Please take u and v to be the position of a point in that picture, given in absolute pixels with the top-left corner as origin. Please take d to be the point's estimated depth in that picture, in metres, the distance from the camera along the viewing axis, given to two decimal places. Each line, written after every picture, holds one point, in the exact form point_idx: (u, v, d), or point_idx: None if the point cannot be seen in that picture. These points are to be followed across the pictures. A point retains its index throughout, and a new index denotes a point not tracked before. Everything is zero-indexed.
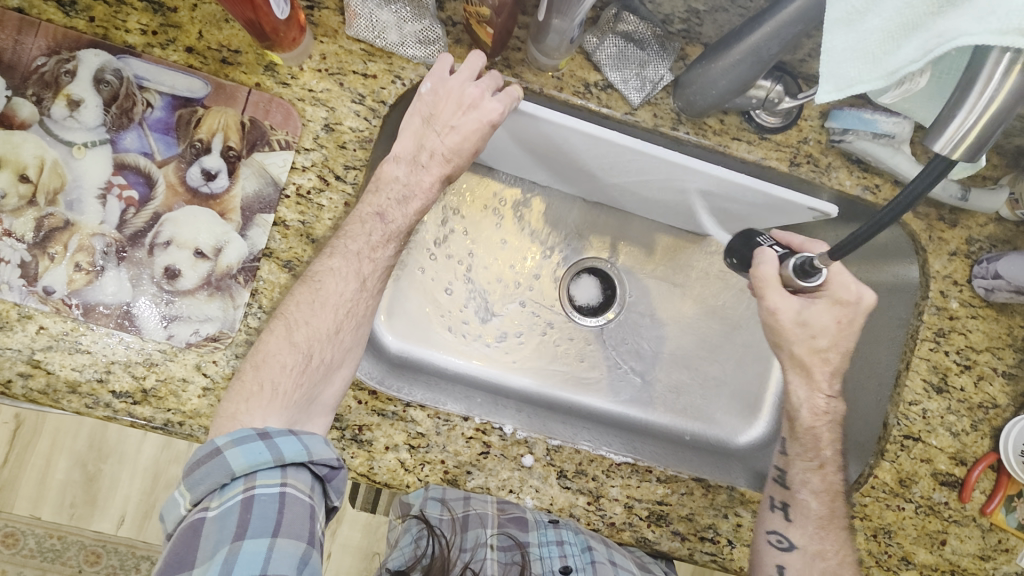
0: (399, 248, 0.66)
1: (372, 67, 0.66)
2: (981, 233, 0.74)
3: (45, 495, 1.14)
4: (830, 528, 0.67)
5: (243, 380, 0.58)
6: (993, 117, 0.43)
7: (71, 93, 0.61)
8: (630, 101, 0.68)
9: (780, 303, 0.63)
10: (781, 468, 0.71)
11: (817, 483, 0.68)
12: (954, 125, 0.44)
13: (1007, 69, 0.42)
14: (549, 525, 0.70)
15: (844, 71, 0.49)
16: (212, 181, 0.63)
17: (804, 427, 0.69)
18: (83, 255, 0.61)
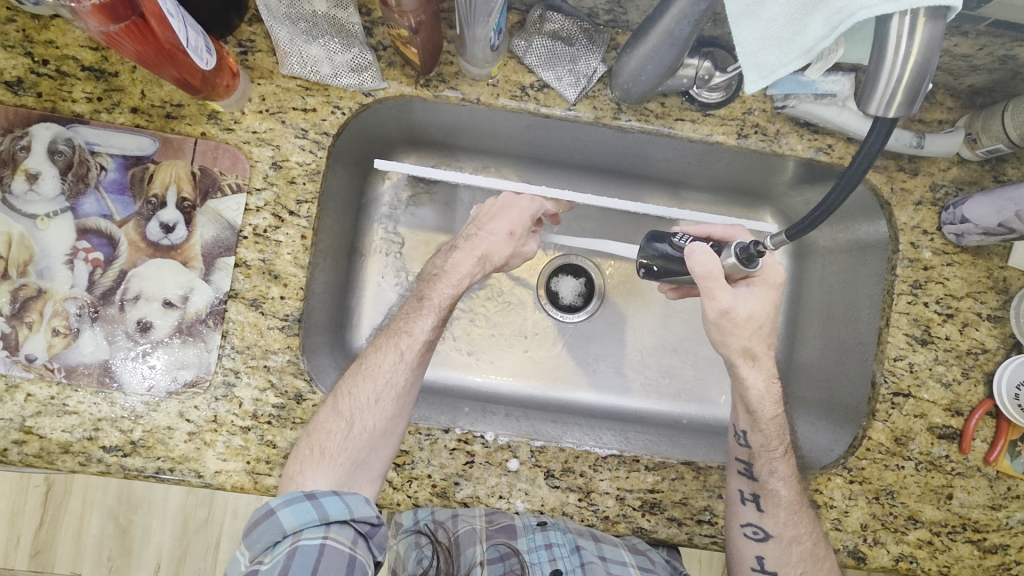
0: (439, 322, 0.69)
1: (311, 101, 0.67)
2: (944, 177, 0.73)
3: (83, 552, 1.08)
4: (801, 512, 0.67)
5: (302, 446, 0.63)
6: (918, 68, 0.40)
7: (29, 167, 0.64)
8: (567, 98, 0.69)
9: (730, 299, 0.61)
10: (746, 461, 0.69)
11: (782, 469, 0.68)
12: (881, 87, 0.41)
13: (911, 25, 0.40)
14: (538, 528, 0.68)
15: (762, 58, 0.48)
16: (171, 233, 0.65)
17: (767, 417, 0.68)
18: (59, 320, 0.64)
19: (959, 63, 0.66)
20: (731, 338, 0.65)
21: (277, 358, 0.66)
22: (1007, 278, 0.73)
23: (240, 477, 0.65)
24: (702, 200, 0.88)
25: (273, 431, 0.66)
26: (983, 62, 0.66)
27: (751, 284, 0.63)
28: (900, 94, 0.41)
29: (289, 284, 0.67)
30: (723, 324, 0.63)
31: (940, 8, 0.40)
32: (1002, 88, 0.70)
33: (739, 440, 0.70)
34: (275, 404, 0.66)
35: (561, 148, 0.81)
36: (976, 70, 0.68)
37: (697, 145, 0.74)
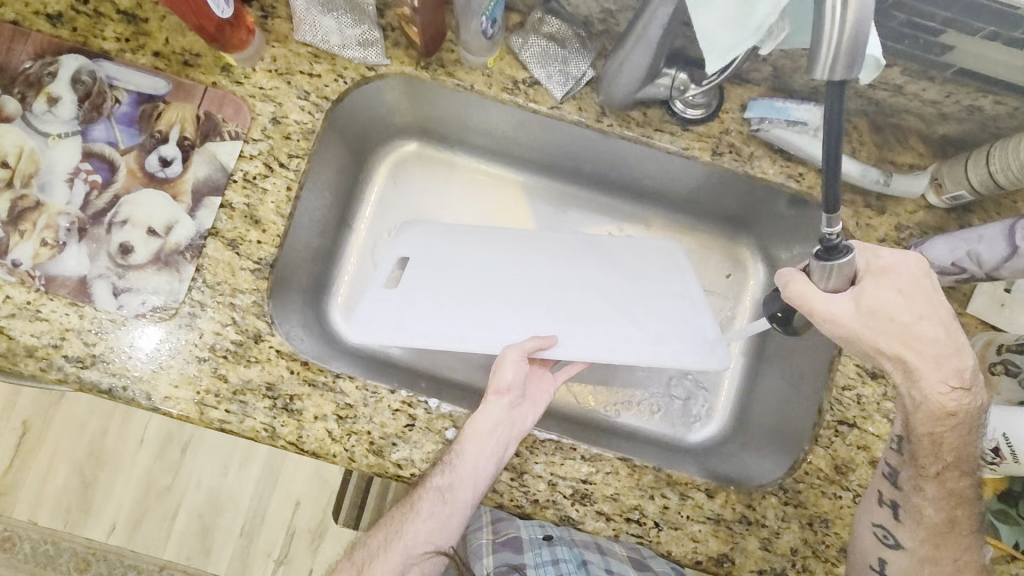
0: (487, 448, 0.66)
1: (318, 67, 0.72)
2: (910, 219, 0.74)
3: None
4: (948, 536, 0.66)
5: (395, 517, 0.71)
6: (856, 31, 0.38)
7: (52, 91, 0.70)
8: (554, 96, 0.73)
9: (835, 310, 0.56)
10: (894, 466, 0.67)
11: (932, 489, 0.65)
12: (823, 57, 0.39)
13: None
14: (544, 544, 0.82)
15: (721, 42, 0.49)
16: (167, 167, 0.70)
17: (924, 431, 0.62)
18: (50, 232, 0.68)
19: (929, 109, 0.70)
20: (868, 344, 0.58)
21: (244, 298, 0.69)
22: (964, 324, 0.73)
23: (187, 406, 0.67)
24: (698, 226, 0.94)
25: (227, 365, 0.68)
26: (952, 110, 0.69)
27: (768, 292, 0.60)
28: (842, 58, 0.39)
29: (267, 230, 0.70)
30: (844, 335, 0.57)
31: None
32: (973, 141, 0.73)
33: (895, 447, 0.67)
34: (234, 340, 0.69)
35: (557, 149, 0.89)
36: (946, 119, 0.71)
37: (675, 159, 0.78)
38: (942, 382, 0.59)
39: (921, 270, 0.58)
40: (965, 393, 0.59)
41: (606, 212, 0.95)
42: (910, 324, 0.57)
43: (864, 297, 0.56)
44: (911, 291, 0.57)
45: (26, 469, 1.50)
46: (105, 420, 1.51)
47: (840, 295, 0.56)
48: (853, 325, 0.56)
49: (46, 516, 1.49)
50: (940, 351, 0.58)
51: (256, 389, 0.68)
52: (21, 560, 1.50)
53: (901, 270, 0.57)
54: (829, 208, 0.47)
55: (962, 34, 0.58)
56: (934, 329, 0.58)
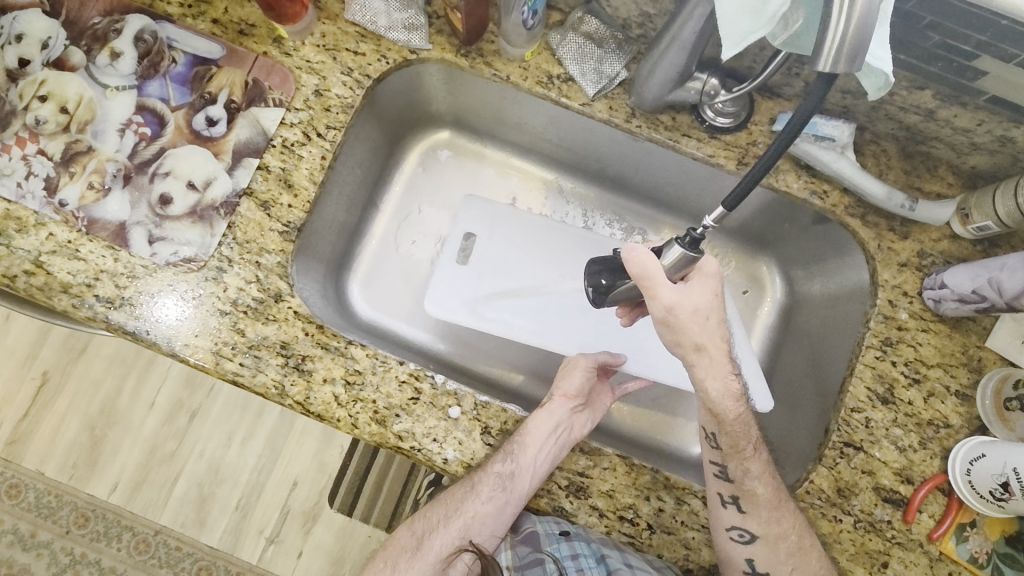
0: (546, 446, 0.67)
1: (363, 46, 0.76)
2: (934, 247, 0.74)
3: None
4: (782, 508, 0.67)
5: (451, 495, 0.71)
6: (861, 27, 0.42)
7: (115, 47, 0.74)
8: (586, 93, 0.75)
9: (672, 298, 0.59)
10: (720, 462, 0.69)
11: (755, 468, 0.68)
12: (828, 49, 0.43)
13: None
14: (562, 538, 0.69)
15: (735, 25, 0.50)
16: (212, 127, 0.73)
17: (733, 417, 0.66)
18: (97, 176, 0.72)
19: (960, 137, 0.70)
20: (684, 335, 0.61)
21: (269, 257, 0.72)
22: (982, 358, 0.72)
23: (204, 355, 0.69)
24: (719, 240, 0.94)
25: (246, 321, 0.70)
26: (984, 140, 0.69)
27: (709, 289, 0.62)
28: (844, 53, 0.43)
29: (299, 195, 0.73)
30: (670, 323, 0.60)
31: None
32: (1005, 174, 0.73)
33: (710, 443, 0.69)
34: (255, 297, 0.71)
35: (586, 151, 0.90)
36: (977, 149, 0.71)
37: (701, 166, 0.79)
38: (730, 375, 0.63)
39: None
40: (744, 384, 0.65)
41: (629, 217, 0.96)
42: (720, 324, 0.62)
43: (692, 294, 0.60)
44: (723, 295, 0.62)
45: (41, 420, 1.55)
46: (121, 381, 1.56)
47: (673, 285, 0.60)
48: (683, 316, 0.60)
49: (53, 468, 1.53)
50: (727, 353, 0.63)
51: (271, 346, 0.70)
52: (23, 509, 1.53)
53: (720, 275, 0.61)
54: (726, 207, 0.54)
55: (996, 60, 0.58)
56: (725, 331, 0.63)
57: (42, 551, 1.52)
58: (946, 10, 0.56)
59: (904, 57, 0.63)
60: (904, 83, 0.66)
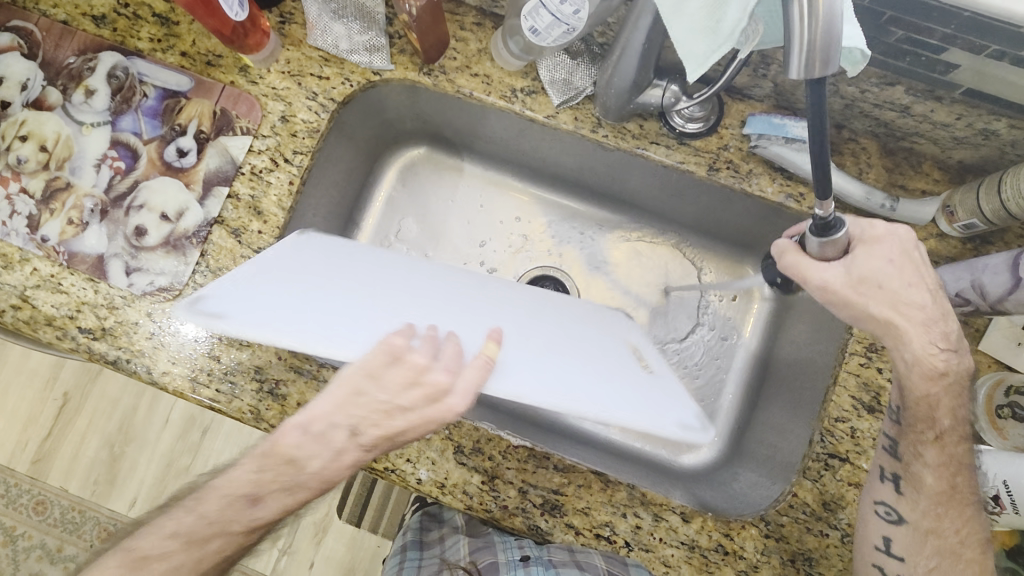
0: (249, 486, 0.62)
1: (327, 70, 0.76)
2: (919, 247, 0.71)
3: None
4: (952, 508, 0.62)
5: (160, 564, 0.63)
6: (827, 27, 0.37)
7: (89, 85, 0.76)
8: (553, 102, 0.74)
9: (828, 274, 0.58)
10: (892, 437, 0.65)
11: (931, 455, 0.62)
12: (795, 57, 0.39)
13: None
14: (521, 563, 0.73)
15: (695, 48, 0.48)
16: (183, 158, 0.75)
17: (917, 394, 0.61)
18: (75, 212, 0.74)
19: (941, 131, 0.67)
20: (858, 310, 0.59)
21: None
22: (975, 362, 0.69)
23: (181, 382, 0.70)
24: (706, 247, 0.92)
25: (221, 347, 0.72)
26: (966, 134, 0.66)
27: (863, 258, 0.59)
28: (816, 55, 0.38)
29: (268, 222, 0.74)
30: (834, 302, 0.59)
31: None
32: (993, 167, 0.69)
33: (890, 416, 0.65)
34: None
35: (559, 162, 0.89)
36: (961, 143, 0.67)
37: (672, 173, 0.77)
38: (929, 341, 0.59)
39: (911, 242, 0.60)
40: (952, 352, 0.60)
41: (612, 226, 0.95)
42: (901, 292, 0.59)
43: (856, 263, 0.59)
44: (902, 262, 0.59)
45: (63, 439, 1.60)
46: (137, 400, 1.61)
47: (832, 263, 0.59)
48: (845, 291, 0.59)
49: (76, 485, 1.59)
50: (928, 317, 0.59)
51: (246, 371, 0.71)
52: (50, 525, 1.59)
53: (891, 240, 0.60)
54: (822, 196, 0.47)
55: (966, 51, 0.55)
56: (923, 295, 0.59)
57: (67, 565, 1.57)
58: (905, 5, 0.53)
59: (869, 54, 0.61)
60: (874, 80, 0.63)
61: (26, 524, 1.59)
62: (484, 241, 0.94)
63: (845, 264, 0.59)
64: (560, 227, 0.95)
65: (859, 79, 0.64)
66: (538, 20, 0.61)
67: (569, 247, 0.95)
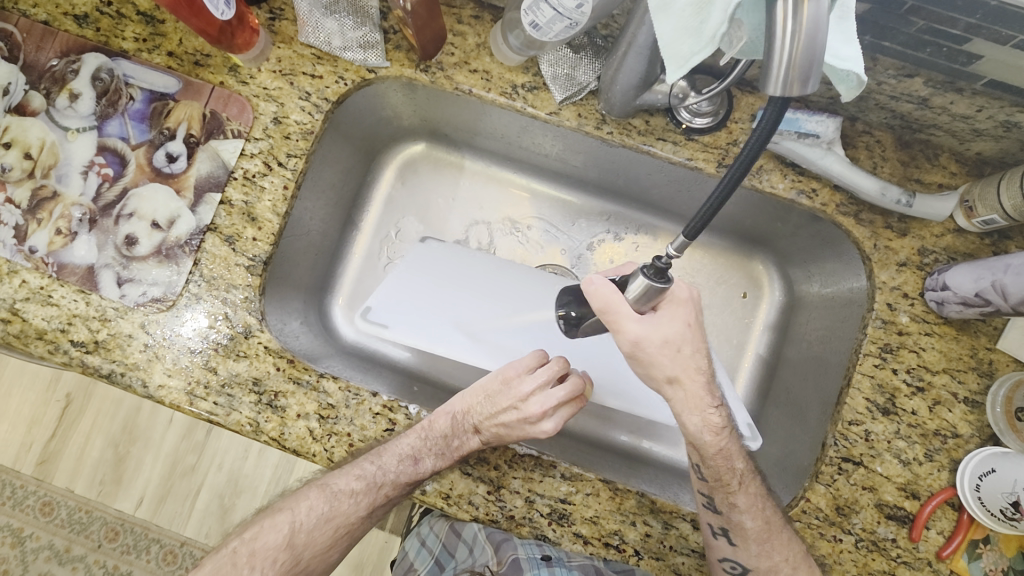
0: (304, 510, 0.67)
1: (320, 68, 0.73)
2: (936, 244, 0.69)
3: None
4: (773, 540, 0.63)
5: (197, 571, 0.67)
6: (809, 42, 0.35)
7: (73, 88, 0.73)
8: (554, 98, 0.72)
9: (638, 331, 0.56)
10: (706, 494, 0.65)
11: (743, 501, 0.64)
12: (772, 75, 0.36)
13: (795, 6, 0.35)
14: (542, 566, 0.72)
15: (679, 48, 0.45)
16: (173, 163, 0.72)
17: (713, 452, 0.63)
18: (63, 221, 0.72)
19: (960, 124, 0.64)
20: (655, 368, 0.60)
21: (237, 293, 0.71)
22: (994, 361, 0.67)
23: (178, 395, 0.69)
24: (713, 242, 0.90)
25: (218, 358, 0.70)
26: (986, 126, 0.63)
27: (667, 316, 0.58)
28: (795, 71, 0.35)
29: (263, 228, 0.72)
30: (639, 356, 0.58)
31: None
32: (1014, 159, 0.67)
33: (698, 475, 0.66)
34: (225, 334, 0.70)
35: (562, 158, 0.86)
36: (981, 136, 0.65)
37: (680, 170, 0.75)
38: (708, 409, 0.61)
39: None
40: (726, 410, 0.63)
41: (617, 223, 0.92)
42: (694, 354, 0.59)
43: (662, 324, 0.57)
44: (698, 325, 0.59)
45: (67, 440, 1.59)
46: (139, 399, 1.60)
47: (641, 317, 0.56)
48: (650, 350, 0.58)
49: (82, 486, 1.58)
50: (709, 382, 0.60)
51: (244, 383, 0.69)
52: (56, 527, 1.59)
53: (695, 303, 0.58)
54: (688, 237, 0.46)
55: (989, 42, 0.53)
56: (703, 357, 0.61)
57: (76, 565, 1.57)
58: None
59: (887, 45, 0.58)
60: (891, 71, 0.60)
61: (32, 525, 1.59)
62: (486, 241, 0.92)
63: (650, 322, 0.57)
64: (564, 224, 0.93)
65: (875, 70, 0.61)
66: (538, 15, 0.59)
67: (572, 246, 0.92)
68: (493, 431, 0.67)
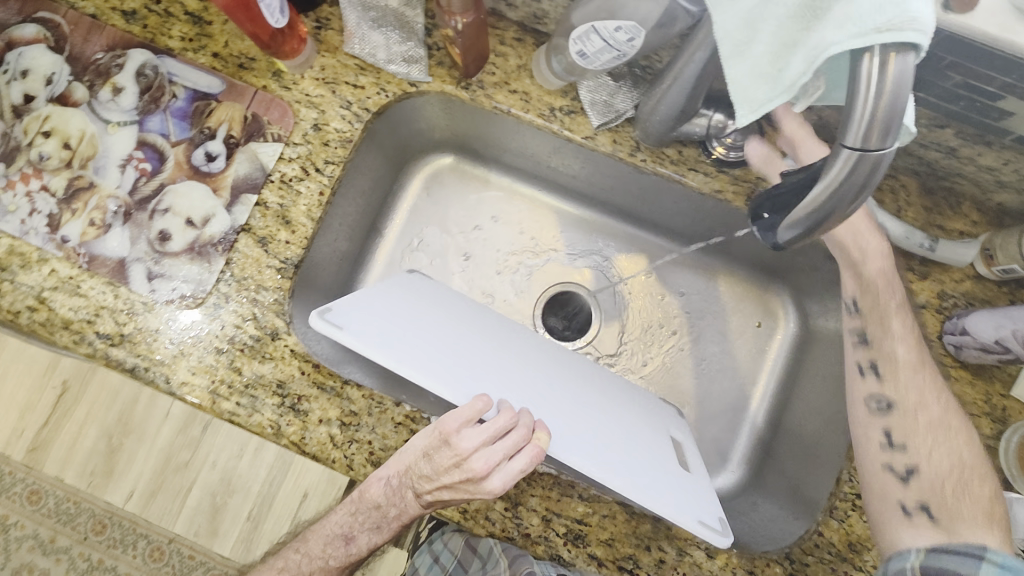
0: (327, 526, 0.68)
1: (363, 79, 0.75)
2: (955, 288, 0.70)
3: (75, 456, 1.51)
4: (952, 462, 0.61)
5: None
6: (893, 98, 0.34)
7: (117, 82, 0.74)
8: (591, 123, 0.73)
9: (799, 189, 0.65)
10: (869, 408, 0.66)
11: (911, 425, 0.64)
12: (854, 127, 0.36)
13: (882, 63, 0.34)
14: None
15: (751, 91, 0.44)
16: (211, 162, 0.73)
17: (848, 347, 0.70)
18: (98, 213, 0.72)
19: (985, 174, 0.66)
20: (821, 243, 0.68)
21: (266, 295, 0.71)
22: (1007, 408, 0.68)
23: (201, 393, 0.69)
24: (729, 270, 0.92)
25: (243, 359, 0.70)
26: (1011, 178, 0.65)
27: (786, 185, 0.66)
28: (876, 126, 0.35)
29: (296, 232, 0.72)
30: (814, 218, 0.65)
31: (908, 44, 0.35)
32: None
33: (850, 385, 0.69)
34: (252, 335, 0.70)
35: (589, 180, 0.88)
36: (1005, 187, 0.67)
37: (708, 201, 0.76)
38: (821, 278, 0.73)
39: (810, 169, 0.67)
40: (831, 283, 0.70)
41: (638, 246, 0.93)
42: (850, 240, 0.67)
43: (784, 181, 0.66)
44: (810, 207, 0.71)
45: (59, 430, 1.53)
46: None
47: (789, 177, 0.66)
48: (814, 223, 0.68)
49: (71, 476, 1.50)
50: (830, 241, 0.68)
51: (268, 385, 0.70)
52: (43, 516, 1.57)
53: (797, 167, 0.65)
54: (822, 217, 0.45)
55: (1022, 101, 0.55)
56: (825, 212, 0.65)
57: (61, 556, 1.56)
58: (968, 51, 0.52)
59: (922, 96, 0.60)
60: (924, 120, 0.62)
61: (19, 513, 1.57)
62: (506, 256, 0.93)
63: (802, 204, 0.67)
64: (587, 244, 0.94)
65: None
66: (587, 45, 0.60)
67: (593, 267, 0.94)
68: (437, 493, 0.60)
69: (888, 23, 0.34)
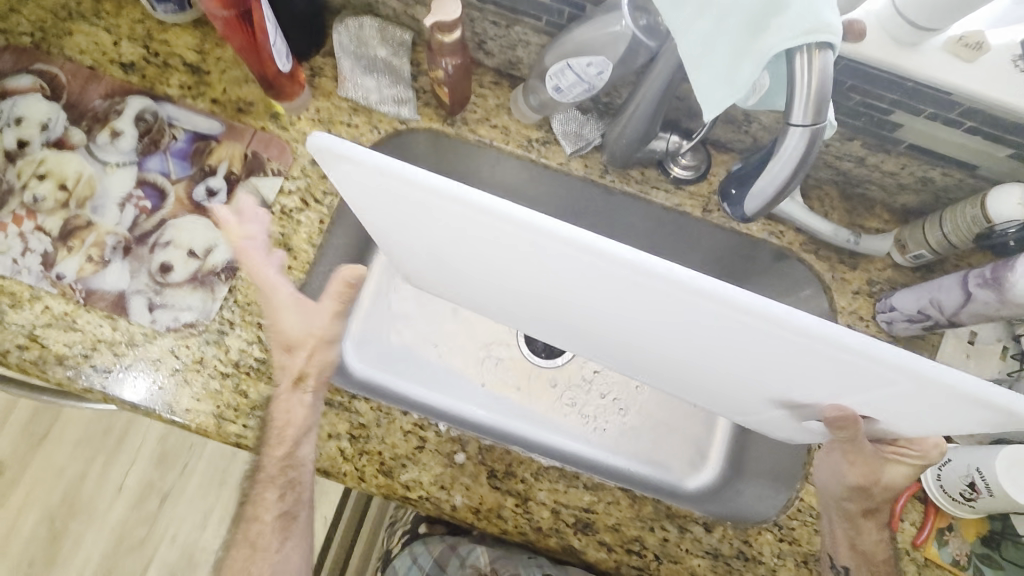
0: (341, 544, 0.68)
1: (356, 119, 0.82)
2: (880, 275, 0.83)
3: (10, 548, 1.40)
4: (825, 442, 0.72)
5: None
6: (821, 83, 0.47)
7: (116, 127, 0.78)
8: (564, 151, 0.83)
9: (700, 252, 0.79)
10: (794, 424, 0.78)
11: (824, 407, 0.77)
12: (797, 104, 0.48)
13: (809, 59, 0.48)
14: None
15: (713, 93, 0.55)
16: (212, 197, 0.76)
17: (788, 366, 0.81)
18: (96, 249, 0.73)
19: (889, 179, 0.81)
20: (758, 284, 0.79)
21: None
22: None
23: (206, 418, 0.69)
24: None
25: (248, 381, 0.71)
26: (908, 181, 0.80)
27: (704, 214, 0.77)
28: (812, 103, 0.47)
29: (299, 257, 0.76)
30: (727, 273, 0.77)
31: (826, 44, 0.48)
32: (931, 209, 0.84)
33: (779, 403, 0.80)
34: (257, 358, 0.72)
35: None
36: (905, 190, 0.82)
37: (668, 215, 0.87)
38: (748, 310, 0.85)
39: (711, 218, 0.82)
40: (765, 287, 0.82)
41: None
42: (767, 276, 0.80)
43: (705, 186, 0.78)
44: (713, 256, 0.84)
45: None
46: (86, 466, 1.44)
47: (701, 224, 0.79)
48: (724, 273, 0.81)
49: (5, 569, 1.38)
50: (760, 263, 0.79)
51: (275, 405, 0.71)
52: None
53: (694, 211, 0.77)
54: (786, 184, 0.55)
55: (908, 114, 0.69)
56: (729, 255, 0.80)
57: None
58: (863, 77, 0.67)
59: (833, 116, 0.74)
60: (836, 136, 0.77)
61: None
62: None
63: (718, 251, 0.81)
64: None
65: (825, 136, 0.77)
66: (562, 80, 0.71)
67: None
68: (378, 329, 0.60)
69: (812, 28, 0.47)
